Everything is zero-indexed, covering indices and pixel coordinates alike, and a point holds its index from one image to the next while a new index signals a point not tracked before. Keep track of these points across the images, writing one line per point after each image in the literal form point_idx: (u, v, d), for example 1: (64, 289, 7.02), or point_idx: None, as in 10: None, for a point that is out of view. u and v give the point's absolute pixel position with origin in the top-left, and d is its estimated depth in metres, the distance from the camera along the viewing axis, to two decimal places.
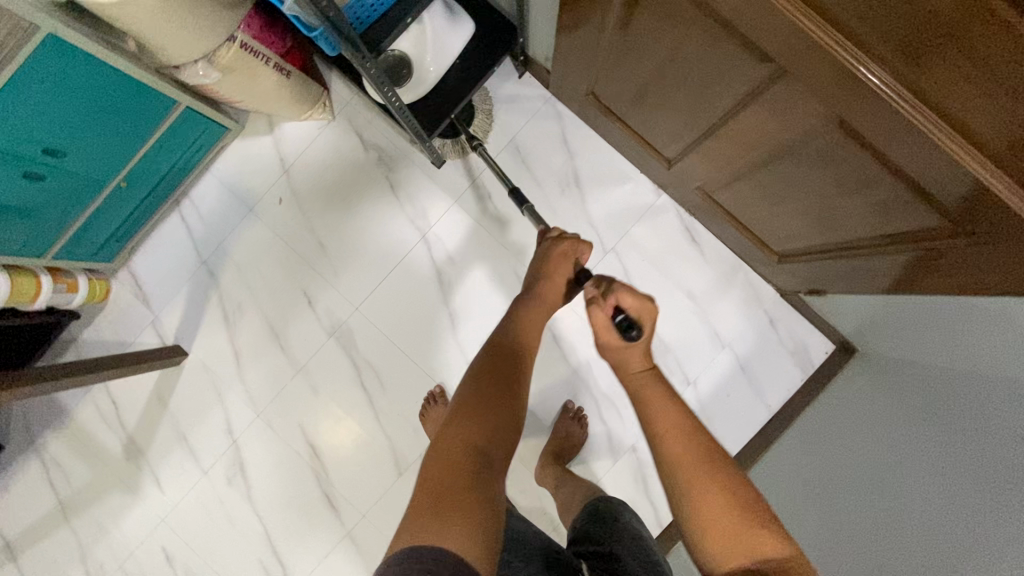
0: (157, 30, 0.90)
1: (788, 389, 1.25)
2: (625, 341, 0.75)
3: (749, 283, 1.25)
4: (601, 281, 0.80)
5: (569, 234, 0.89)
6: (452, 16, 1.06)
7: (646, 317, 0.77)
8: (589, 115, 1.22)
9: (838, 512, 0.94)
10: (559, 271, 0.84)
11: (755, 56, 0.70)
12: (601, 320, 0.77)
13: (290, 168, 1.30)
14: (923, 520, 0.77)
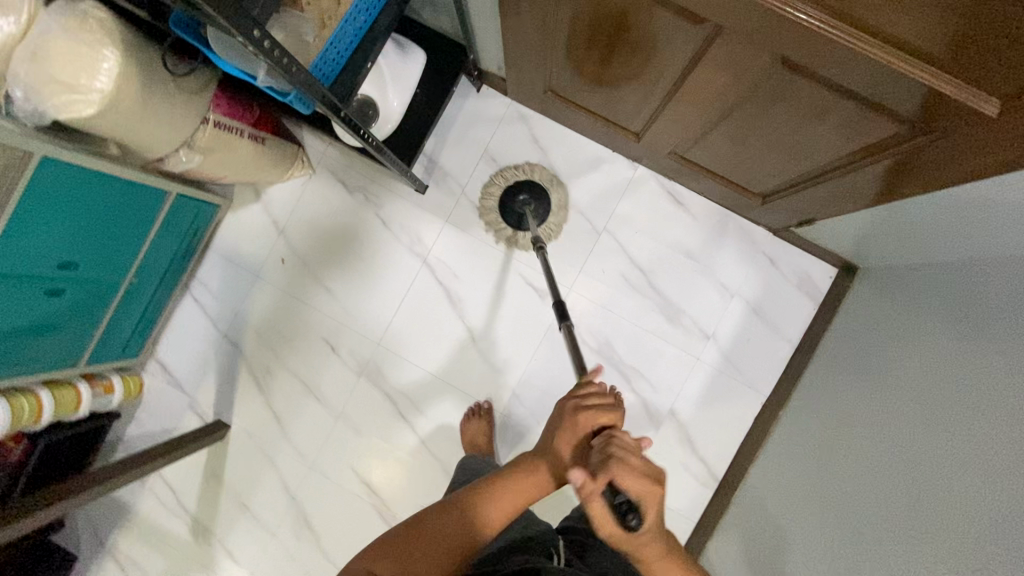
0: (136, 129, 0.95)
1: (803, 321, 1.29)
2: (627, 533, 0.64)
3: (741, 230, 1.30)
4: (608, 447, 0.66)
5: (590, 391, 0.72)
6: (403, 50, 1.11)
7: (649, 502, 0.64)
8: (552, 111, 1.27)
9: (875, 423, 0.98)
10: (562, 430, 0.70)
11: (691, 20, 0.75)
12: (600, 508, 0.63)
13: (285, 229, 1.35)
14: (959, 412, 0.81)
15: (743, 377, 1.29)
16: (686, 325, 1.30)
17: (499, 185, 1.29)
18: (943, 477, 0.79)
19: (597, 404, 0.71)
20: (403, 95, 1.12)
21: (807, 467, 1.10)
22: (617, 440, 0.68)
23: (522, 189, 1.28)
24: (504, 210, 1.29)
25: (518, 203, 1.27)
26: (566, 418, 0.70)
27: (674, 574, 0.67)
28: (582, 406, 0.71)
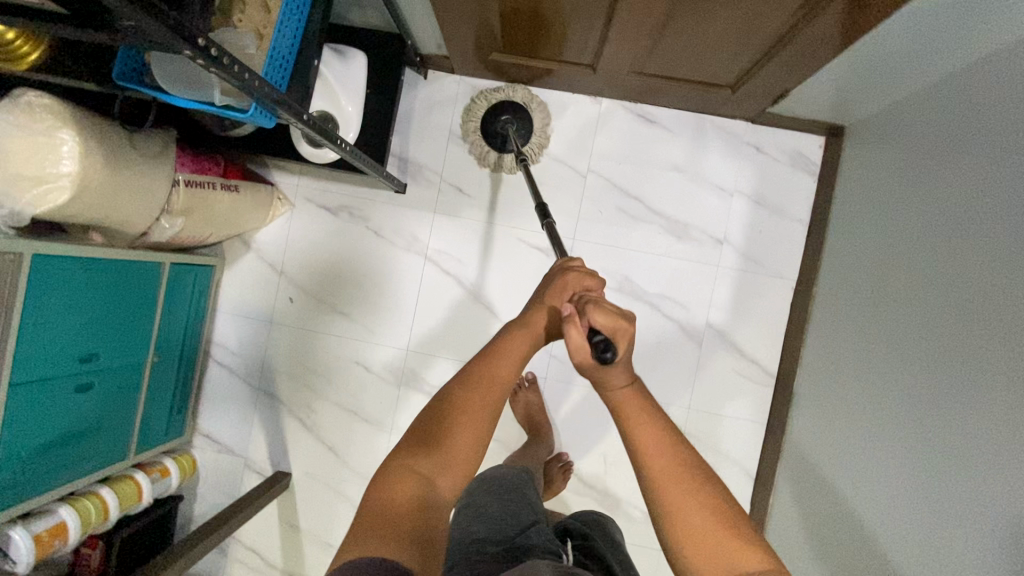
0: (113, 204, 0.95)
1: (806, 197, 1.29)
2: (602, 365, 0.67)
3: (719, 129, 1.29)
4: (580, 300, 0.74)
5: (576, 264, 0.81)
6: (343, 56, 1.11)
7: (622, 336, 0.68)
8: (502, 72, 1.27)
9: (907, 264, 0.98)
10: (556, 297, 0.79)
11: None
12: (576, 336, 0.70)
13: (283, 268, 1.35)
14: (997, 214, 0.80)
15: (765, 269, 1.29)
16: (695, 236, 1.30)
17: (477, 113, 1.26)
18: (995, 289, 0.78)
19: (579, 269, 0.81)
20: (356, 99, 1.12)
21: (851, 331, 1.10)
22: (588, 301, 0.74)
23: (502, 110, 1.25)
24: (487, 133, 1.26)
25: (500, 124, 1.25)
26: (555, 277, 0.80)
27: (630, 404, 0.67)
28: (571, 271, 0.81)
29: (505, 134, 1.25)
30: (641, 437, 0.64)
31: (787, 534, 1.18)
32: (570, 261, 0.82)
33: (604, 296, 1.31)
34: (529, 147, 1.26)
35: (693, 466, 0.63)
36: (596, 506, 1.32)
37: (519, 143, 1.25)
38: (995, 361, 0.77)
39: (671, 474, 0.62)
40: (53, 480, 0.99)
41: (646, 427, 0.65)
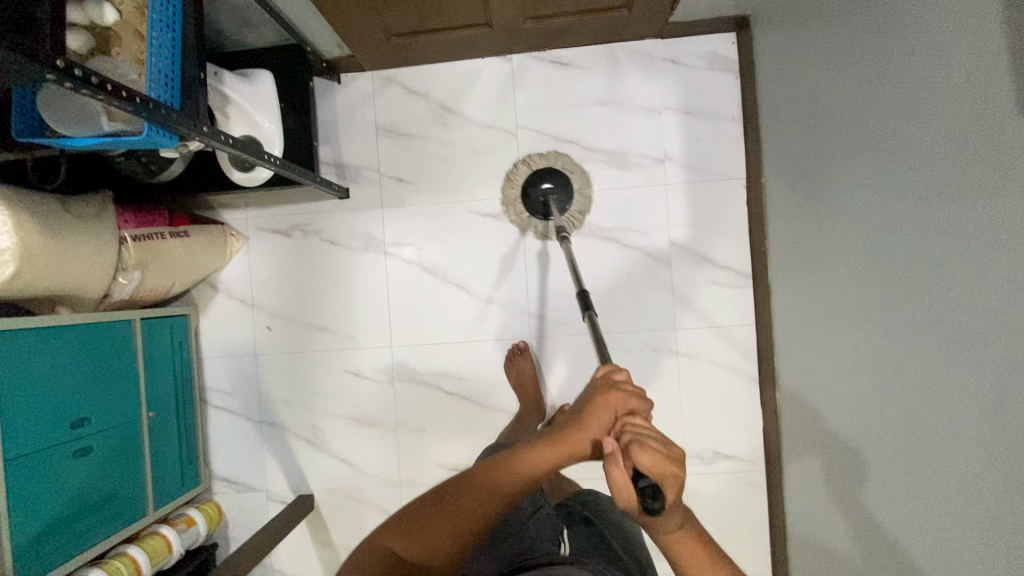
0: (63, 270, 0.98)
1: (732, 94, 1.29)
2: (648, 514, 0.60)
3: (630, 53, 1.31)
4: (626, 433, 0.65)
5: (628, 383, 0.72)
6: (246, 77, 1.14)
7: (671, 483, 0.60)
8: (408, 56, 1.29)
9: (833, 123, 0.98)
10: (599, 417, 0.69)
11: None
12: (620, 479, 0.61)
13: (254, 300, 1.37)
14: (897, 40, 0.80)
15: (712, 174, 1.30)
16: (636, 161, 1.31)
17: (517, 182, 1.32)
18: (910, 113, 0.78)
19: (630, 388, 0.71)
20: (271, 114, 1.14)
21: (803, 206, 1.11)
22: (630, 429, 0.65)
23: (545, 177, 1.29)
24: (528, 200, 1.30)
25: (537, 190, 1.29)
26: (596, 396, 0.70)
27: (687, 552, 0.64)
28: (617, 386, 0.71)
29: (547, 204, 1.30)
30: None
31: (799, 421, 1.18)
32: (615, 373, 0.73)
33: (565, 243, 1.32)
34: (569, 221, 1.31)
35: (714, 552, 0.65)
36: None
37: (561, 214, 1.28)
38: (927, 181, 0.77)
39: (709, 560, 0.65)
40: (77, 546, 1.02)
41: (700, 563, 0.64)
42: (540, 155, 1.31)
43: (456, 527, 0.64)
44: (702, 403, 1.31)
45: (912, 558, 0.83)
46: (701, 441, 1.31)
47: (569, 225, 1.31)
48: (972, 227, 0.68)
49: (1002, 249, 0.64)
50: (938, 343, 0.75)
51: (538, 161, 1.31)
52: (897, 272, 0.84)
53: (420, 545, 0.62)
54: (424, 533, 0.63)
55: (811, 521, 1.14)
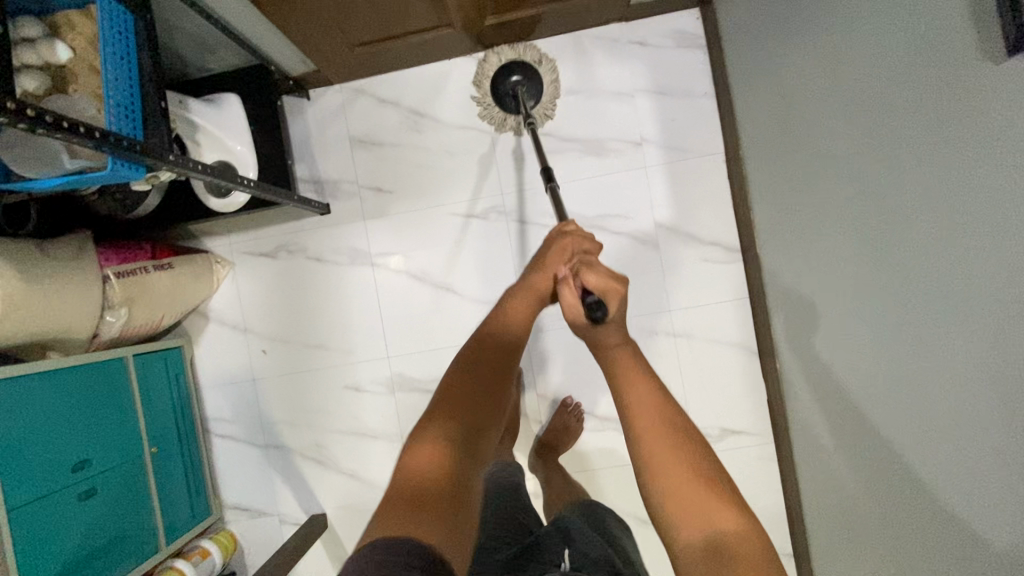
0: (46, 314, 0.98)
1: (702, 69, 1.29)
2: (594, 324, 0.74)
3: (595, 39, 1.30)
4: (576, 265, 0.83)
5: (579, 231, 0.92)
6: (213, 103, 1.13)
7: (612, 295, 0.77)
8: (373, 65, 1.29)
9: (806, 87, 0.98)
10: (556, 261, 0.87)
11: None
12: (570, 299, 0.81)
13: (246, 325, 1.36)
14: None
15: (690, 153, 1.29)
16: (612, 147, 1.30)
17: (488, 70, 1.28)
18: (880, 68, 0.78)
19: (578, 235, 0.91)
20: (242, 138, 1.14)
21: (783, 174, 1.10)
22: (580, 264, 0.83)
23: (514, 69, 1.26)
24: (495, 92, 1.27)
25: (508, 86, 1.26)
26: (552, 245, 0.90)
27: (633, 391, 0.66)
28: (570, 234, 0.91)
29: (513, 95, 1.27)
30: (657, 477, 0.60)
31: (802, 390, 1.17)
32: (568, 225, 0.93)
33: (551, 235, 1.31)
34: (538, 110, 1.27)
35: (669, 408, 0.64)
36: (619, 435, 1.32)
37: (530, 106, 1.26)
38: (904, 134, 0.76)
39: (650, 395, 0.65)
40: None
41: (665, 458, 0.60)
42: (512, 48, 1.28)
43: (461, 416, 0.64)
44: (704, 382, 1.30)
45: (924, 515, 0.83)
46: (707, 421, 1.31)
47: (540, 116, 1.28)
48: (948, 173, 0.68)
49: (983, 192, 0.64)
50: (930, 296, 0.74)
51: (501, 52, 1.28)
52: (883, 230, 0.83)
53: (435, 443, 0.60)
54: (436, 434, 0.61)
55: (823, 490, 1.13)
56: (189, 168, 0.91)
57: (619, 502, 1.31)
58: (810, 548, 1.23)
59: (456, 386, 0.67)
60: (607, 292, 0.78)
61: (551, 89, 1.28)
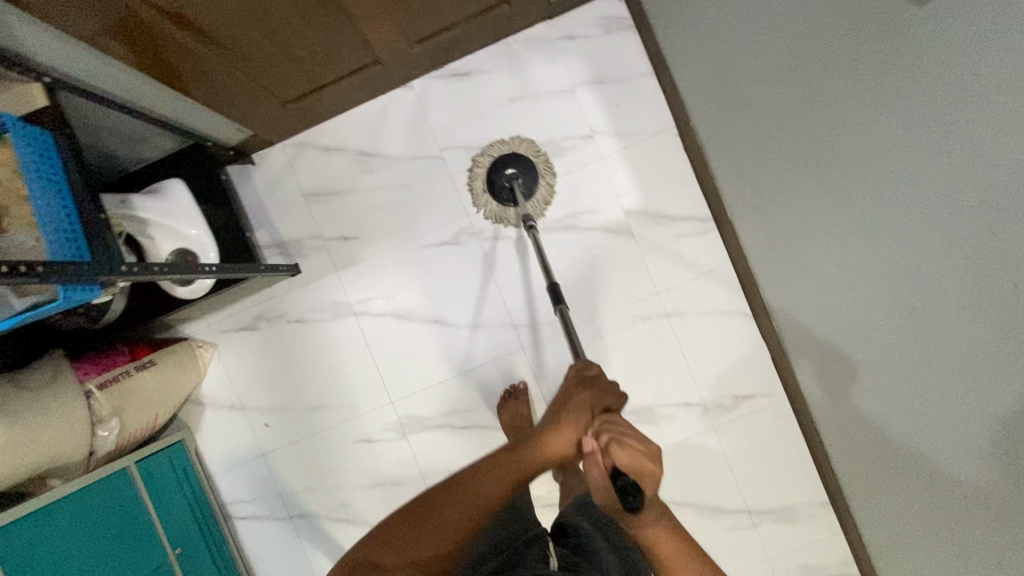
0: (29, 452, 0.97)
1: (636, 49, 1.28)
2: (630, 514, 0.67)
3: (525, 42, 1.29)
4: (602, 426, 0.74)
5: (599, 380, 0.82)
6: (157, 192, 1.10)
7: (646, 478, 0.69)
8: (310, 116, 1.27)
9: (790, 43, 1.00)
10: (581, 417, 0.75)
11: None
12: (598, 476, 0.70)
13: (242, 402, 1.34)
14: None
15: (644, 134, 1.29)
16: (566, 144, 1.30)
17: (481, 172, 1.28)
18: None
19: (603, 385, 0.81)
20: (195, 220, 1.11)
21: None
22: (611, 420, 0.75)
23: (509, 163, 1.26)
24: (493, 188, 1.27)
25: (505, 179, 1.26)
26: (569, 394, 0.79)
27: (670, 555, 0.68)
28: (591, 383, 0.81)
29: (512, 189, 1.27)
30: (676, 575, 0.67)
31: (805, 342, 1.18)
32: (589, 369, 0.84)
33: (525, 244, 1.30)
34: (532, 206, 1.29)
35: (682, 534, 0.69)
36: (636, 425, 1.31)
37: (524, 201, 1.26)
38: None
39: (677, 547, 0.67)
40: None
41: (686, 571, 0.67)
42: (506, 142, 1.29)
43: (433, 536, 0.61)
44: (708, 354, 1.31)
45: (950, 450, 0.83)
46: (719, 391, 1.31)
47: (534, 212, 1.29)
48: None
49: None
50: None
51: (512, 146, 1.28)
52: None
53: (412, 538, 0.61)
54: (423, 531, 0.61)
55: (850, 431, 1.14)
56: (148, 272, 0.89)
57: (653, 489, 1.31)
58: (845, 489, 1.25)
59: (455, 489, 0.64)
60: (643, 477, 0.69)
61: (547, 172, 1.28)
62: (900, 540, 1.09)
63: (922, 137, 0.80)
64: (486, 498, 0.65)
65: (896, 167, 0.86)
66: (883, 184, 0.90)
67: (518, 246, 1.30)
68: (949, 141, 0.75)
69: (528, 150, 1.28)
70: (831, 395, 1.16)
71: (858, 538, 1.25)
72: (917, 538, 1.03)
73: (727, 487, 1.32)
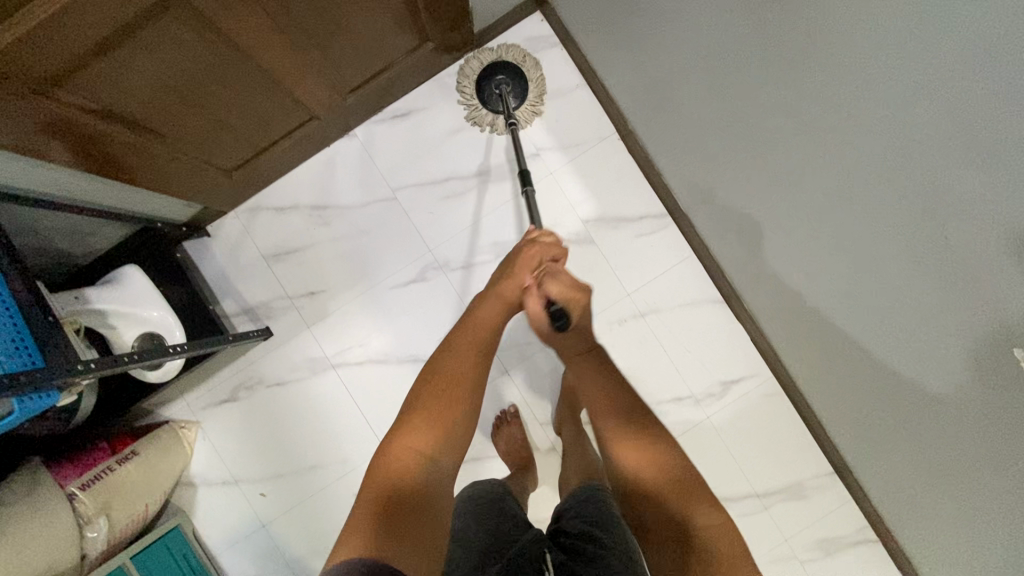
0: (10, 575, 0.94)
1: (565, 63, 1.32)
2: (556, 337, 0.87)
3: (457, 74, 1.32)
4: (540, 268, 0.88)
5: (550, 241, 0.90)
6: (113, 282, 1.09)
7: (574, 305, 0.87)
8: (259, 180, 1.27)
9: (683, 41, 1.02)
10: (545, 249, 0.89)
11: (200, 25, 0.78)
12: (536, 304, 0.87)
13: (234, 474, 1.31)
14: None
15: (588, 143, 1.31)
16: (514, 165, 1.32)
17: (470, 77, 1.28)
18: None
19: (546, 242, 0.90)
20: (155, 303, 1.09)
21: None
22: (549, 281, 0.87)
23: (498, 69, 1.26)
24: (480, 88, 1.27)
25: (495, 85, 1.26)
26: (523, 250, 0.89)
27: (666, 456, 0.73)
28: (538, 242, 0.89)
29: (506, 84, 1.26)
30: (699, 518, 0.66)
31: (777, 318, 1.19)
32: (541, 236, 0.91)
33: (492, 268, 1.31)
34: (523, 108, 1.28)
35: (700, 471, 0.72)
36: None
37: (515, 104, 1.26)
38: None
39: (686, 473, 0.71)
40: None
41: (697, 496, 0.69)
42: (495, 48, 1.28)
43: (445, 407, 0.73)
44: (689, 346, 1.31)
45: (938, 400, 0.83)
46: (706, 380, 1.32)
47: (522, 118, 1.28)
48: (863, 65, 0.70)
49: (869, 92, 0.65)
50: None
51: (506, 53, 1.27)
52: None
53: (412, 439, 0.70)
54: (425, 422, 0.71)
55: (837, 398, 1.15)
56: (112, 364, 0.88)
57: None
58: (846, 458, 1.25)
59: (453, 376, 0.76)
60: (571, 305, 0.86)
61: (537, 88, 1.27)
62: (907, 498, 1.09)
63: (822, 113, 0.82)
64: (476, 349, 0.80)
65: (807, 148, 0.89)
66: (799, 165, 0.92)
67: (502, 146, 1.33)
68: (850, 113, 0.78)
69: (518, 54, 1.26)
70: (813, 367, 1.17)
71: (868, 502, 1.26)
72: (922, 494, 1.03)
73: (733, 474, 1.31)
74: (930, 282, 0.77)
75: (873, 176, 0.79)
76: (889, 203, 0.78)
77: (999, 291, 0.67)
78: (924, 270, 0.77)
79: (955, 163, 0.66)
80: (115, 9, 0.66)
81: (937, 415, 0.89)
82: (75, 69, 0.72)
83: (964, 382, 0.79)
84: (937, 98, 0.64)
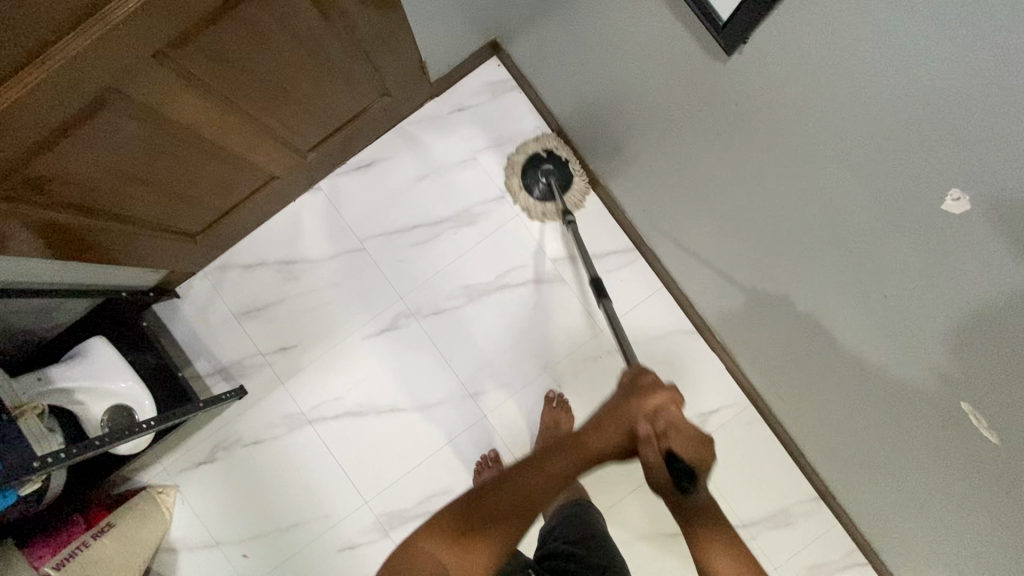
0: None
1: (523, 107, 1.34)
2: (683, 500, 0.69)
3: (419, 123, 1.34)
4: (654, 420, 0.70)
5: (660, 402, 0.71)
6: (79, 356, 1.09)
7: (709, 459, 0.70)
8: (226, 239, 1.27)
9: (613, 93, 1.03)
10: (648, 404, 0.71)
11: (144, 112, 0.79)
12: (654, 462, 0.69)
13: (215, 537, 1.28)
14: (622, 13, 0.85)
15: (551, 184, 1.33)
16: (481, 209, 1.33)
17: (515, 174, 1.32)
18: (669, 63, 0.82)
19: (660, 387, 0.73)
20: (121, 374, 1.09)
21: (637, 172, 1.14)
22: (670, 424, 0.70)
23: (543, 161, 1.31)
24: (528, 175, 1.32)
25: (543, 174, 1.31)
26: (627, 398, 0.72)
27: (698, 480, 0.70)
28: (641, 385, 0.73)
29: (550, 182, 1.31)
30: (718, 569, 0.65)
31: (747, 349, 1.20)
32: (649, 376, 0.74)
33: (464, 311, 1.31)
34: (573, 195, 1.31)
35: None
36: (617, 465, 1.29)
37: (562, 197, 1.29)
38: (714, 114, 0.80)
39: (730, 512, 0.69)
40: None
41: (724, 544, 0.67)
42: (537, 141, 1.32)
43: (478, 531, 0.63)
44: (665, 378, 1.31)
45: (911, 431, 0.83)
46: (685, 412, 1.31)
47: (574, 205, 1.31)
48: None
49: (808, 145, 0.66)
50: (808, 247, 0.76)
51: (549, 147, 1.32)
52: (738, 197, 0.87)
53: (443, 551, 0.62)
54: (450, 539, 0.62)
55: (812, 427, 1.15)
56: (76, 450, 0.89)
57: (653, 527, 1.27)
58: (828, 483, 1.25)
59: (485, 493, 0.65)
60: (702, 462, 0.70)
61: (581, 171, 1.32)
62: (892, 524, 1.08)
63: (739, 172, 0.83)
64: (528, 478, 0.66)
65: (733, 202, 0.89)
66: (731, 217, 0.92)
67: (559, 232, 1.33)
68: (764, 175, 0.78)
69: (561, 145, 1.32)
70: (786, 398, 1.17)
71: (855, 527, 1.25)
72: (905, 520, 1.02)
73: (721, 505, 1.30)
74: (874, 330, 0.76)
75: (798, 233, 0.78)
76: (819, 257, 0.77)
77: (942, 342, 0.66)
78: (863, 317, 0.76)
79: (869, 226, 0.66)
80: (57, 111, 0.68)
81: (907, 450, 0.88)
82: (15, 170, 0.72)
83: (924, 421, 0.79)
84: (839, 167, 0.65)
